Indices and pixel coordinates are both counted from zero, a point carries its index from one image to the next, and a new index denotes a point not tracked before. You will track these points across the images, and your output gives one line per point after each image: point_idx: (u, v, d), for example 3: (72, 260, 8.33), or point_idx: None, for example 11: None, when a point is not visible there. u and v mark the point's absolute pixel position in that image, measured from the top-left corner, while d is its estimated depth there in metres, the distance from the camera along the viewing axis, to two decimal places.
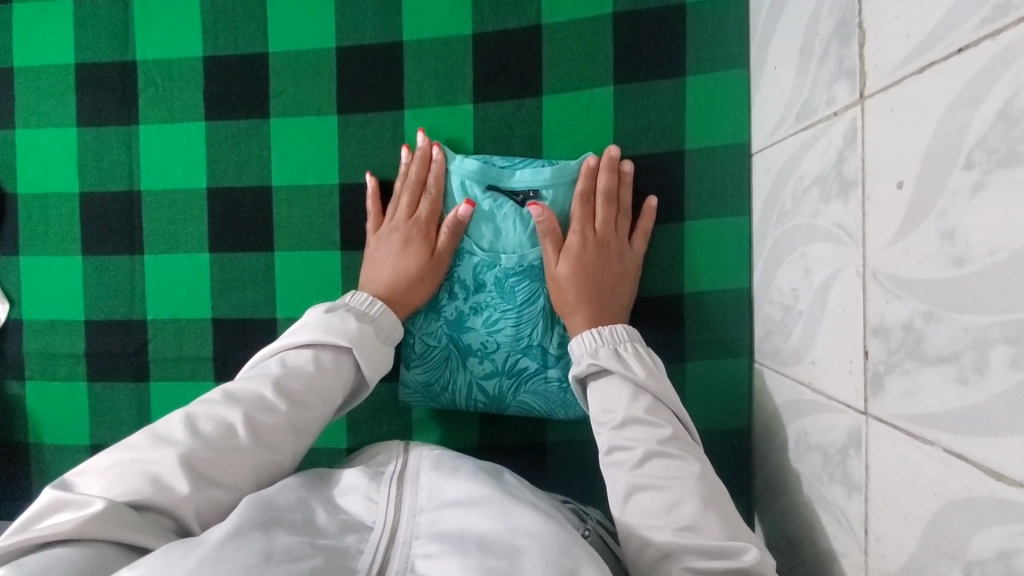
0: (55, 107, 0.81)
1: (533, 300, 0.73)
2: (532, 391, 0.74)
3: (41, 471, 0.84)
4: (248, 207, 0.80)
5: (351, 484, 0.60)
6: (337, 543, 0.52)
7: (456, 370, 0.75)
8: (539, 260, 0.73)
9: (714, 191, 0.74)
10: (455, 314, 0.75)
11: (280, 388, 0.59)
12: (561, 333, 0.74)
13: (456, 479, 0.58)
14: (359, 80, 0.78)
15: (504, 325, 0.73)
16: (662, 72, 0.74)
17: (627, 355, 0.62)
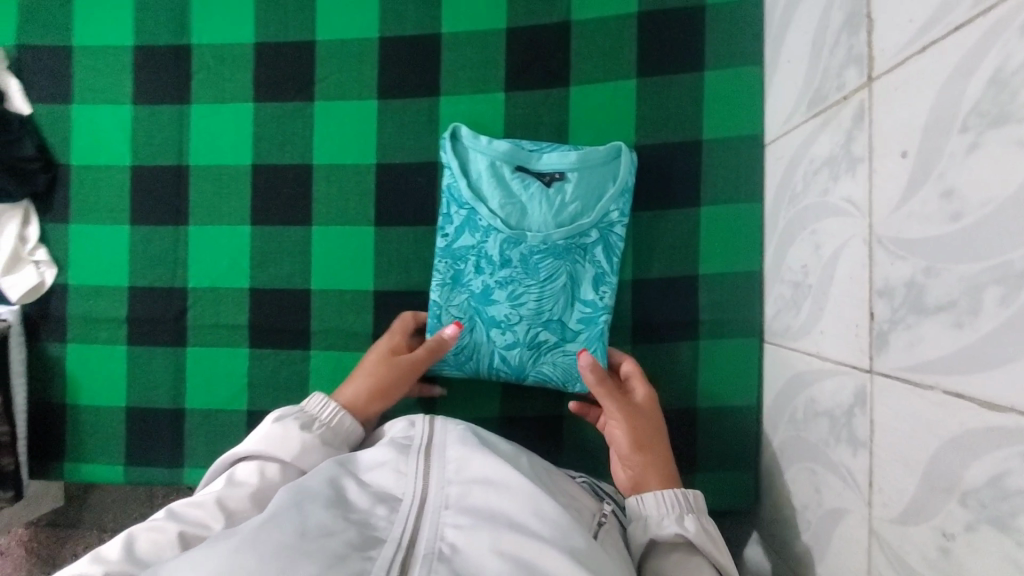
0: (112, 85, 0.86)
1: (555, 277, 0.76)
2: (551, 363, 0.79)
3: (74, 432, 0.87)
4: (289, 183, 0.85)
5: (379, 459, 0.62)
6: (367, 515, 0.55)
7: (479, 341, 0.79)
8: (563, 239, 0.76)
9: (729, 179, 0.79)
10: (480, 288, 0.78)
11: (222, 510, 0.56)
12: (581, 309, 0.78)
13: (479, 455, 0.61)
14: (399, 68, 0.84)
15: (528, 300, 0.77)
16: (682, 67, 0.79)
17: (708, 530, 0.61)
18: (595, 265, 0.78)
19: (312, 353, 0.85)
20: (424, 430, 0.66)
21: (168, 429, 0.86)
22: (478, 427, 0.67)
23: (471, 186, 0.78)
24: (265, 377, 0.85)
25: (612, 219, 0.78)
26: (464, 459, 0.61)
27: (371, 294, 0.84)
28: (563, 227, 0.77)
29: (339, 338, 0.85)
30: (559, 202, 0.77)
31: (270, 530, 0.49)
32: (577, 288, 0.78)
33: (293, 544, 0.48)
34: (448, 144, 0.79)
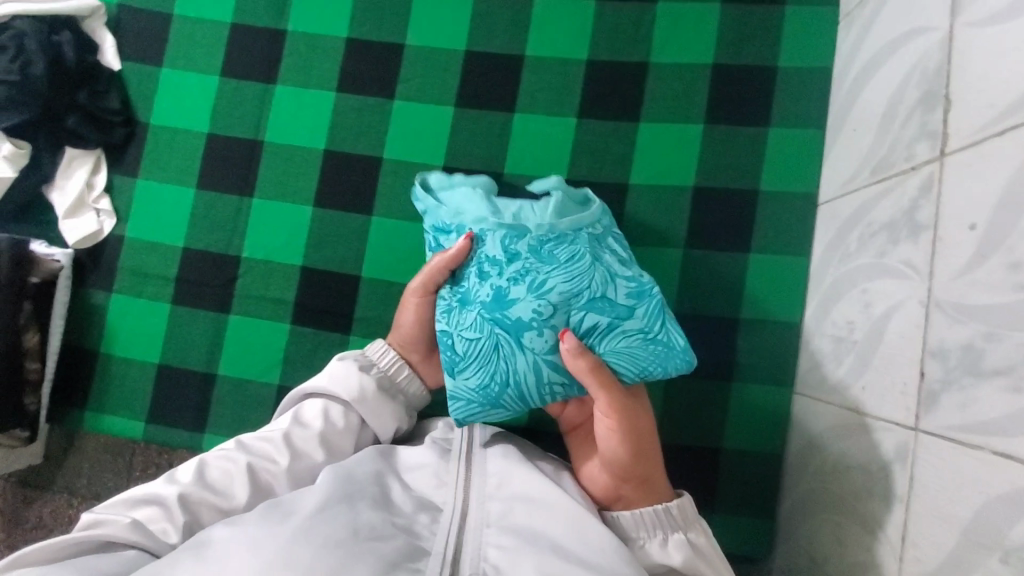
0: (203, 55, 0.90)
1: (577, 258, 0.66)
2: (613, 347, 0.65)
3: (102, 381, 0.87)
4: (358, 172, 0.88)
5: (422, 462, 0.67)
6: (412, 522, 0.59)
7: (512, 357, 0.65)
8: (568, 226, 0.69)
9: (780, 231, 0.82)
10: (502, 296, 0.66)
11: (284, 444, 0.66)
12: (625, 282, 0.66)
13: (520, 469, 0.63)
14: (480, 81, 0.88)
15: (556, 291, 0.65)
16: (749, 121, 0.84)
17: (697, 546, 0.62)
18: (614, 257, 0.69)
19: (351, 339, 0.86)
20: (463, 438, 0.69)
21: (198, 393, 0.86)
22: (517, 441, 0.70)
23: (450, 216, 0.74)
24: (303, 355, 0.86)
25: (596, 233, 0.70)
26: (504, 471, 0.63)
27: None
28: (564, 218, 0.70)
29: (381, 327, 0.86)
30: (548, 210, 0.72)
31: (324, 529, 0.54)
32: (608, 269, 0.67)
33: (344, 544, 0.53)
34: (418, 194, 0.77)
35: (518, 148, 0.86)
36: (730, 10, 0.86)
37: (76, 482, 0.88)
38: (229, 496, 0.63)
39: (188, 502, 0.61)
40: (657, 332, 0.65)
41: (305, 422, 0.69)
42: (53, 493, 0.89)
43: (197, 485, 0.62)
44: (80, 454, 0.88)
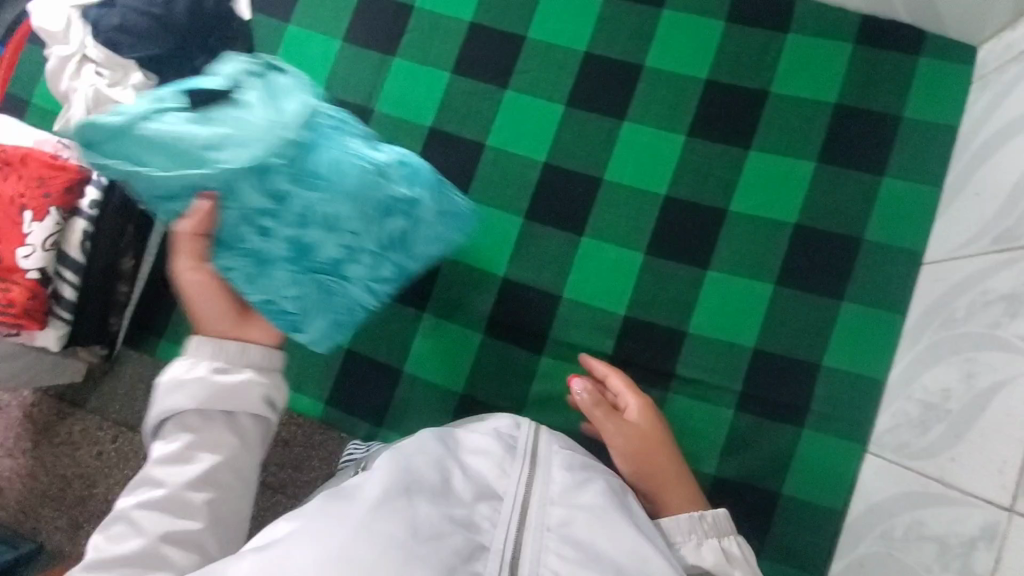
0: (330, 19, 0.93)
1: (347, 175, 0.71)
2: (433, 253, 0.81)
3: (181, 314, 0.90)
4: (459, 154, 0.89)
5: (484, 449, 0.66)
6: (472, 514, 0.60)
7: (343, 288, 0.76)
8: (295, 132, 0.68)
9: (877, 283, 0.80)
10: (359, 262, 0.74)
11: (161, 466, 0.65)
12: (388, 168, 0.74)
13: (583, 489, 0.63)
14: (594, 84, 0.88)
15: (392, 229, 0.75)
16: (863, 167, 0.82)
17: (730, 556, 0.65)
18: (365, 150, 0.73)
19: (425, 316, 0.87)
20: (528, 437, 0.68)
21: None
22: (580, 450, 0.69)
23: (216, 165, 0.65)
24: (375, 323, 0.87)
25: (315, 124, 0.71)
26: (568, 484, 0.63)
27: (500, 279, 0.86)
28: (284, 123, 0.67)
29: (456, 309, 0.86)
30: (274, 102, 0.68)
31: (385, 531, 0.55)
32: (360, 172, 0.71)
33: (406, 546, 0.54)
34: (88, 146, 0.64)
35: (621, 156, 0.86)
36: (861, 53, 0.84)
37: (110, 406, 0.91)
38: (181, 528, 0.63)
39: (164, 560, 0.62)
40: (448, 207, 0.80)
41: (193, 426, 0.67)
42: (85, 413, 0.92)
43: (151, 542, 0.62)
44: (118, 379, 0.91)
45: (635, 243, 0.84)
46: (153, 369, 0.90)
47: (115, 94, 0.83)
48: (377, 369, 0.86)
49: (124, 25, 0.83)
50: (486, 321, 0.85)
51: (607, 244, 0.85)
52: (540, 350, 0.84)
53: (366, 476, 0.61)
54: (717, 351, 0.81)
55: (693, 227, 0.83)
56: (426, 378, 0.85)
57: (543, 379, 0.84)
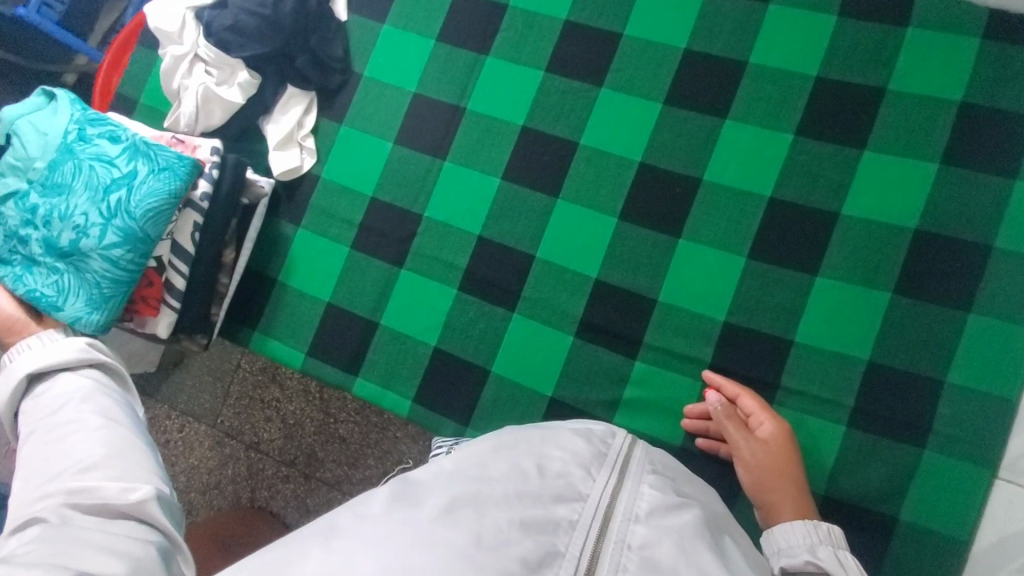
0: (425, 19, 0.94)
1: (121, 176, 0.78)
2: (162, 217, 0.78)
3: (275, 308, 0.92)
4: (551, 153, 0.88)
5: (570, 454, 0.64)
6: (552, 515, 0.57)
7: (102, 266, 0.77)
8: (122, 161, 0.79)
9: (1009, 295, 0.74)
10: (89, 233, 0.77)
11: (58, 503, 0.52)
12: (134, 166, 0.78)
13: (668, 512, 0.59)
14: (693, 81, 0.85)
15: (108, 197, 0.77)
16: (993, 169, 0.76)
17: (847, 563, 0.61)
18: (121, 155, 0.79)
19: (514, 316, 0.86)
20: (622, 448, 0.67)
21: (358, 337, 0.89)
22: (670, 477, 0.66)
23: (70, 232, 0.77)
24: (463, 322, 0.87)
25: (86, 135, 0.81)
26: (654, 504, 0.60)
27: (591, 280, 0.84)
28: (126, 170, 0.78)
29: (546, 310, 0.85)
30: (109, 173, 0.78)
31: (446, 536, 0.52)
32: (135, 179, 0.77)
33: (467, 554, 0.51)
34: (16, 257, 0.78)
35: (721, 156, 0.83)
36: (991, 47, 0.78)
37: (178, 396, 1.05)
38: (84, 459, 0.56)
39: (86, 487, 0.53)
40: (156, 165, 0.78)
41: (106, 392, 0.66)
42: (155, 402, 1.05)
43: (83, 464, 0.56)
44: (185, 371, 1.05)
45: (735, 246, 0.81)
46: (220, 363, 1.03)
47: (225, 94, 0.88)
48: (465, 368, 0.86)
49: (236, 24, 0.85)
50: (578, 323, 0.84)
51: (706, 246, 0.82)
52: (634, 354, 0.82)
53: (455, 469, 0.60)
54: (826, 363, 0.77)
55: (800, 230, 0.79)
56: (516, 378, 0.84)
57: (637, 385, 0.82)
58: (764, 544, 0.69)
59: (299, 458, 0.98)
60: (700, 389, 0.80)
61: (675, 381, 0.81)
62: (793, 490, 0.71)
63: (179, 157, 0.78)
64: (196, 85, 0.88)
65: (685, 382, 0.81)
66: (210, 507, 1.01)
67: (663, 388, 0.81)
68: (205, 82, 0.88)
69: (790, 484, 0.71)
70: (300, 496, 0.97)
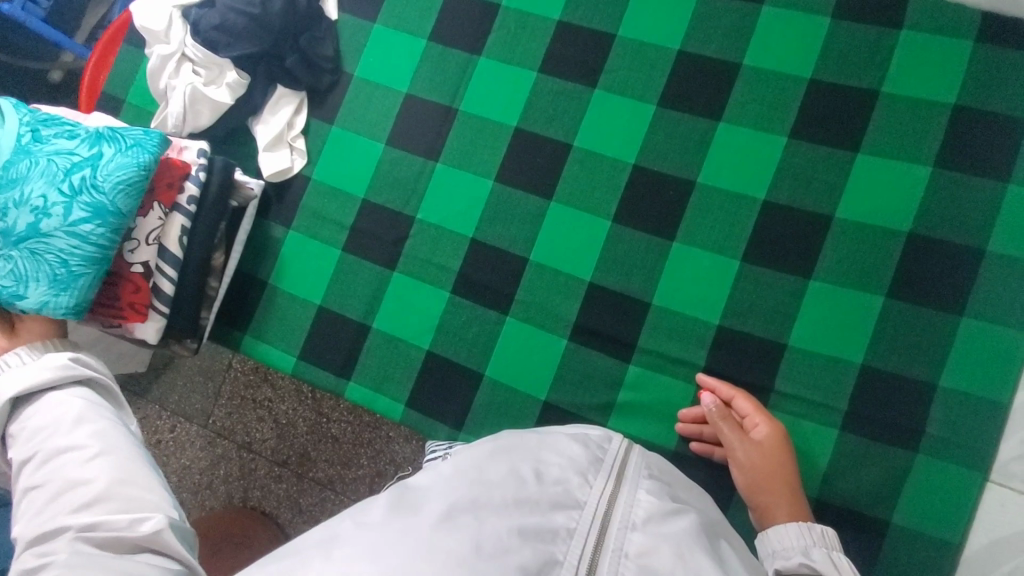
0: (417, 19, 0.93)
1: (82, 160, 0.76)
2: (134, 191, 0.76)
3: (266, 311, 0.91)
4: (545, 155, 0.87)
5: (566, 459, 0.64)
6: (549, 523, 0.57)
7: (64, 244, 0.74)
8: (80, 146, 0.77)
9: (1001, 299, 0.74)
10: (51, 213, 0.74)
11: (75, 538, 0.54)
12: (95, 148, 0.77)
13: (666, 519, 0.59)
14: (687, 83, 0.84)
15: (70, 178, 0.75)
16: (985, 173, 0.76)
17: (841, 563, 0.62)
18: (78, 142, 0.78)
19: (507, 320, 0.85)
20: (619, 453, 0.66)
21: (351, 341, 0.88)
22: (667, 482, 0.66)
23: (27, 218, 0.75)
24: (456, 325, 0.86)
25: (41, 131, 0.79)
26: (651, 510, 0.60)
27: (585, 283, 0.84)
28: (86, 152, 0.77)
29: (539, 314, 0.84)
30: (68, 160, 0.76)
31: (446, 544, 0.51)
32: (100, 159, 0.76)
33: (466, 562, 0.50)
34: None
35: (715, 158, 0.82)
36: (984, 50, 0.78)
37: (169, 396, 1.03)
38: (88, 486, 0.58)
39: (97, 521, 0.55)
40: (120, 143, 0.77)
41: (95, 407, 0.67)
42: (147, 402, 1.04)
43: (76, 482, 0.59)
44: (177, 371, 1.03)
45: (729, 249, 0.81)
46: (213, 363, 1.01)
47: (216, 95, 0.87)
48: (458, 373, 0.85)
49: (223, 24, 0.84)
50: (572, 327, 0.83)
51: (700, 249, 0.81)
52: (628, 357, 0.82)
53: (450, 476, 0.60)
54: (820, 366, 0.77)
55: (795, 234, 0.79)
56: (509, 382, 0.84)
57: (631, 389, 0.81)
58: (759, 546, 0.69)
59: (292, 457, 0.96)
60: (694, 393, 0.80)
61: (669, 385, 0.81)
62: (788, 494, 0.71)
63: (146, 133, 0.78)
64: (184, 85, 0.87)
65: (679, 386, 0.80)
66: (202, 508, 1.01)
67: (657, 391, 0.81)
68: (193, 82, 0.87)
69: (785, 488, 0.71)
70: (294, 496, 0.96)
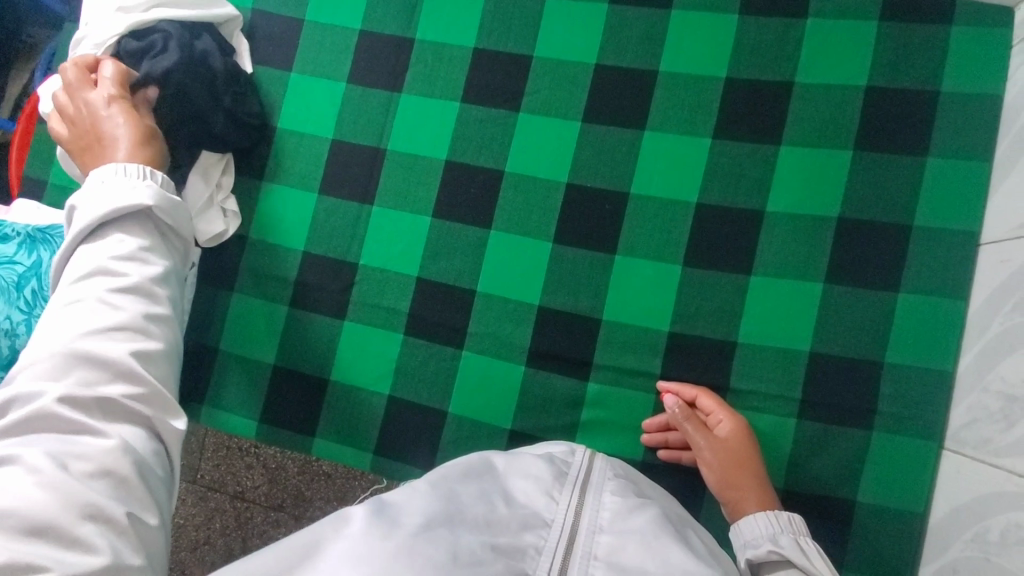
0: (332, 63, 0.92)
1: (31, 270, 0.79)
2: None
3: (220, 377, 0.90)
4: (479, 184, 0.87)
5: (535, 474, 0.65)
6: (518, 542, 0.57)
7: None
8: (20, 255, 0.79)
9: (934, 269, 0.76)
10: (19, 332, 0.76)
11: (135, 333, 0.56)
12: (38, 255, 0.80)
13: (631, 517, 0.60)
14: (609, 96, 0.85)
15: (26, 291, 0.78)
16: (905, 149, 0.78)
17: (807, 548, 0.65)
18: (16, 251, 0.79)
19: (463, 354, 0.85)
20: (582, 463, 0.67)
21: (311, 395, 0.88)
22: (631, 479, 0.68)
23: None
24: (413, 366, 0.86)
25: None
26: (616, 512, 0.61)
27: (535, 308, 0.84)
28: (30, 261, 0.79)
29: (494, 345, 0.84)
30: (13, 273, 0.78)
31: (428, 550, 0.51)
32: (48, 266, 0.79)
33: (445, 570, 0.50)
34: None
35: (645, 167, 0.83)
36: (890, 28, 0.79)
37: None
38: (147, 345, 0.56)
39: (145, 384, 0.55)
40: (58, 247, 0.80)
41: (161, 257, 0.63)
42: None
43: (135, 321, 0.56)
44: None
45: (670, 255, 0.82)
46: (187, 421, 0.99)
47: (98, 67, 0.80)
48: (423, 415, 0.85)
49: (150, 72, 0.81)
50: (528, 352, 0.84)
51: (642, 258, 0.82)
52: (586, 376, 0.82)
53: (425, 495, 0.58)
54: (770, 358, 0.78)
55: (731, 231, 0.80)
56: (474, 416, 0.84)
57: (593, 406, 0.82)
58: (731, 537, 0.70)
59: (287, 500, 0.96)
60: (654, 401, 0.81)
61: (630, 398, 0.81)
62: (757, 486, 0.72)
63: None
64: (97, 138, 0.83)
65: (639, 397, 0.81)
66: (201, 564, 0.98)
67: (620, 406, 0.81)
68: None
69: (755, 480, 0.73)
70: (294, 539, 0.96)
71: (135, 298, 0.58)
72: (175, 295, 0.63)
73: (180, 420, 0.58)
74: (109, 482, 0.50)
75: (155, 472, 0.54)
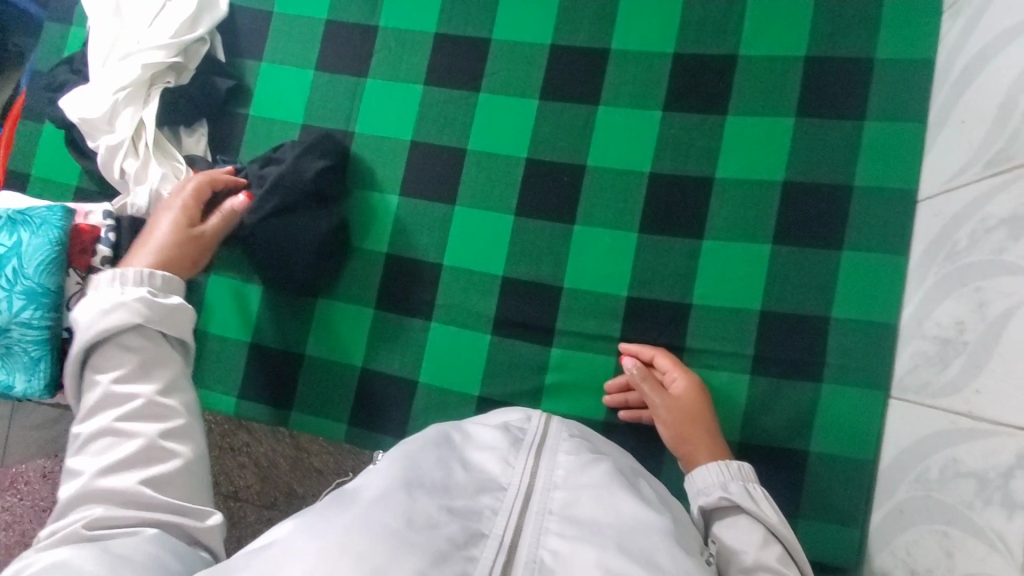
0: (300, 52, 0.95)
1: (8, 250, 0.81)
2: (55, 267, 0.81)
3: (198, 358, 0.93)
4: (443, 162, 0.90)
5: (492, 444, 0.68)
6: (474, 505, 0.59)
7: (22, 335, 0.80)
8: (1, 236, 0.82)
9: (875, 227, 0.79)
10: None
11: (145, 451, 0.59)
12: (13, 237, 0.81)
13: (584, 477, 0.62)
14: (564, 75, 0.89)
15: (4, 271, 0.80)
16: (844, 115, 0.82)
17: (755, 493, 0.68)
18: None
19: (432, 326, 0.88)
20: (539, 431, 0.70)
21: (286, 371, 0.91)
22: (589, 444, 0.70)
23: None
24: (384, 338, 0.89)
25: None
26: (570, 472, 0.63)
27: (499, 279, 0.87)
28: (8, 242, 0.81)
29: (461, 316, 0.88)
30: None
31: (384, 514, 0.53)
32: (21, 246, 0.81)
33: (399, 532, 0.52)
34: None
35: (601, 140, 0.87)
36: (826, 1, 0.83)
37: None
38: (160, 467, 0.59)
39: (159, 501, 0.57)
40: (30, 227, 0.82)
41: (171, 368, 0.65)
42: None
43: (146, 441, 0.59)
44: None
45: (625, 223, 0.85)
46: None
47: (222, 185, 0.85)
48: (394, 386, 0.88)
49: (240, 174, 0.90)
50: (494, 322, 0.87)
51: (600, 227, 0.86)
52: (550, 342, 0.85)
53: (382, 471, 0.60)
54: (723, 318, 0.82)
55: (683, 198, 0.84)
56: (443, 385, 0.87)
57: (557, 371, 0.85)
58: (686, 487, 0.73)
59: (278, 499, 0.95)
60: (615, 363, 0.84)
61: (592, 362, 0.84)
62: (709, 440, 0.75)
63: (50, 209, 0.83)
64: (128, 78, 0.86)
65: (601, 361, 0.84)
66: None
67: (582, 369, 0.85)
68: (140, 77, 0.86)
69: (708, 435, 0.75)
70: None
71: (141, 419, 0.61)
72: (187, 400, 0.66)
73: (213, 518, 0.60)
74: (138, 553, 0.51)
75: (191, 561, 0.56)
